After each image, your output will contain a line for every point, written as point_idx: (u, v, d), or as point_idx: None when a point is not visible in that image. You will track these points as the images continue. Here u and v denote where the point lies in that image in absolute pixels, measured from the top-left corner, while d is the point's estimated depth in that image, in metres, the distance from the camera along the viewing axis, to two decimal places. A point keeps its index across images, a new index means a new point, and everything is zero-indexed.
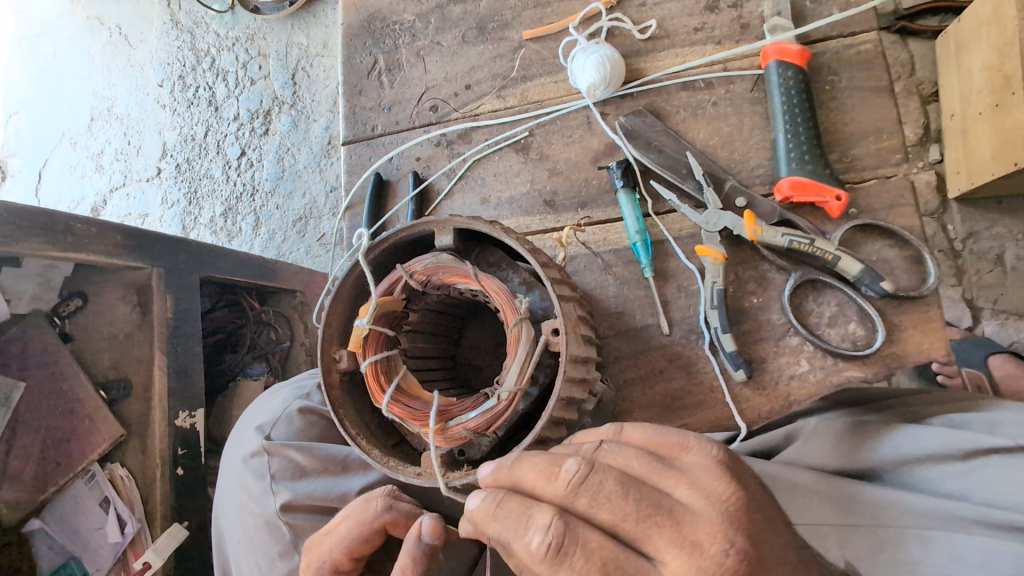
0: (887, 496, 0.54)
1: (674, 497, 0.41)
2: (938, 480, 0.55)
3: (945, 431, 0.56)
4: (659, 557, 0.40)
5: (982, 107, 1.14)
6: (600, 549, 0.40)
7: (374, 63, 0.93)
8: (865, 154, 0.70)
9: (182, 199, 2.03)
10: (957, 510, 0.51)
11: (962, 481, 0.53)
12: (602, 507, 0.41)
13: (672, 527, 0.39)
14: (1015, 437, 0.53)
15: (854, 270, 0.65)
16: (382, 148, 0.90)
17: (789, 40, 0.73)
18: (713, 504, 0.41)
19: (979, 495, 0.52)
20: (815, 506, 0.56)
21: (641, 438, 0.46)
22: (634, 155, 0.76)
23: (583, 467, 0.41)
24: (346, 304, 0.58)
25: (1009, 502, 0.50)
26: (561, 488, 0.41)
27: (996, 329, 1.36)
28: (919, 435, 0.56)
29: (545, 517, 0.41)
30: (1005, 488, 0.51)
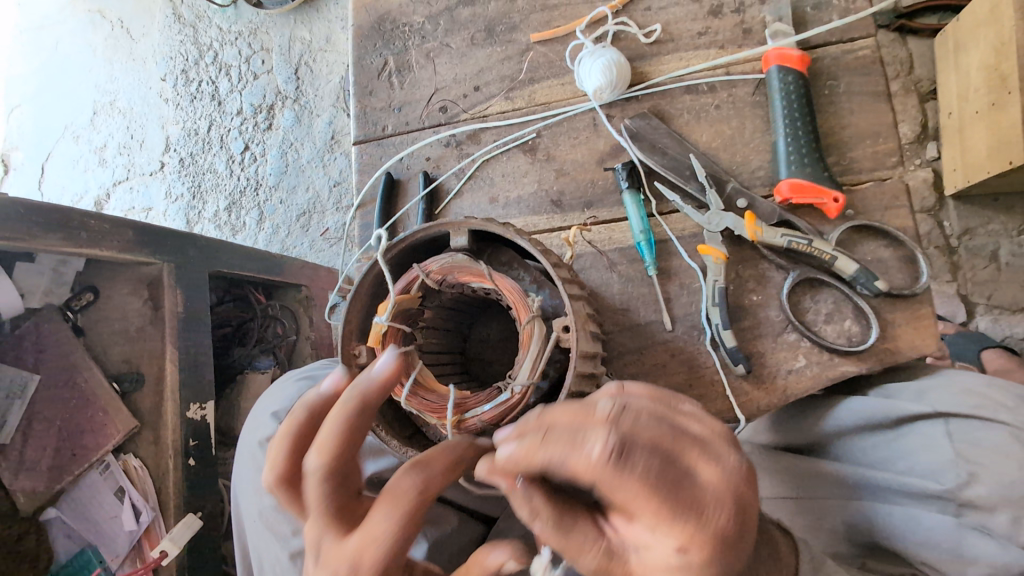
0: (832, 468, 0.68)
1: (693, 426, 0.45)
2: (877, 448, 0.67)
3: (881, 407, 0.67)
4: (696, 468, 0.42)
5: (979, 105, 1.16)
6: (652, 461, 0.41)
7: (384, 64, 0.95)
8: (862, 157, 0.73)
9: (186, 193, 2.05)
10: (888, 480, 0.64)
11: (895, 448, 0.66)
12: (639, 430, 0.43)
13: (699, 442, 0.43)
14: (936, 405, 0.65)
15: (851, 269, 0.68)
16: (392, 148, 0.93)
17: (789, 46, 0.75)
18: (719, 428, 0.46)
19: (904, 460, 0.64)
20: (774, 480, 0.71)
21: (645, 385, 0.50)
22: (639, 156, 0.78)
23: (615, 399, 0.44)
24: (364, 302, 0.60)
25: (927, 467, 0.62)
26: (599, 417, 0.44)
27: (990, 324, 1.39)
28: (861, 409, 0.68)
29: (597, 430, 0.42)
30: (924, 453, 0.63)
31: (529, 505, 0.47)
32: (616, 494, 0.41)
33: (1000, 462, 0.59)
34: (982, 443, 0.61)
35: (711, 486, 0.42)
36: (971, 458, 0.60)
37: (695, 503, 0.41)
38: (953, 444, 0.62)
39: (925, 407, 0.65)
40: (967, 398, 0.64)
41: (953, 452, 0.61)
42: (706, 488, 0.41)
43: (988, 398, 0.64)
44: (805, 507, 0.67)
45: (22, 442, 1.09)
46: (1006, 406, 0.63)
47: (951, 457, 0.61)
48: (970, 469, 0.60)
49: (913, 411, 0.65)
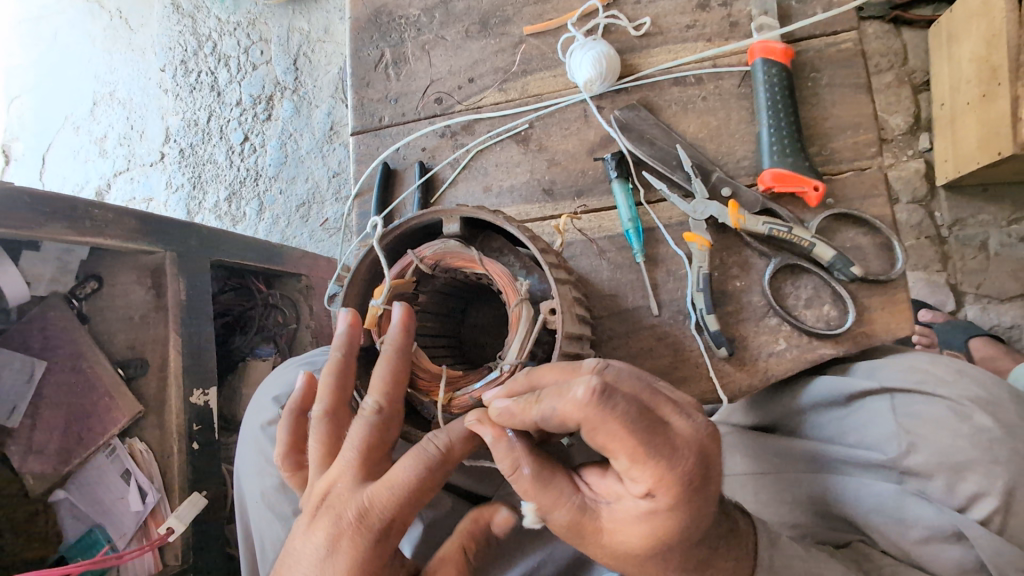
0: (789, 443, 0.72)
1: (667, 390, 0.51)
2: (831, 423, 0.71)
3: (838, 382, 0.70)
4: (668, 420, 0.47)
5: (970, 96, 1.21)
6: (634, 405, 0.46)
7: (380, 56, 0.97)
8: (842, 147, 0.75)
9: (186, 184, 2.07)
10: (840, 452, 0.68)
11: (845, 422, 0.70)
12: (623, 382, 0.48)
13: (670, 402, 0.48)
14: (882, 380, 0.69)
15: (828, 255, 0.70)
16: (388, 138, 0.95)
17: (774, 39, 0.77)
18: (684, 397, 0.50)
19: (852, 434, 0.68)
20: (736, 458, 0.76)
21: None
22: (628, 147, 0.81)
23: (604, 358, 0.50)
24: (362, 286, 0.63)
25: (874, 439, 0.66)
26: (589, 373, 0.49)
27: (978, 313, 1.42)
28: (820, 387, 0.71)
29: (586, 376, 0.47)
30: (870, 425, 0.67)
31: (511, 458, 0.51)
32: (601, 430, 0.45)
33: (936, 432, 0.63)
34: (920, 414, 0.65)
35: (681, 437, 0.46)
36: (912, 430, 0.64)
37: (668, 443, 0.45)
38: (896, 418, 0.66)
39: (873, 383, 0.69)
40: (911, 373, 0.68)
41: (896, 423, 0.65)
42: (678, 434, 0.46)
43: (929, 373, 0.67)
44: (765, 482, 0.71)
45: (30, 425, 1.12)
46: (946, 381, 0.66)
47: (893, 429, 0.65)
48: (909, 439, 0.64)
49: (861, 387, 0.68)
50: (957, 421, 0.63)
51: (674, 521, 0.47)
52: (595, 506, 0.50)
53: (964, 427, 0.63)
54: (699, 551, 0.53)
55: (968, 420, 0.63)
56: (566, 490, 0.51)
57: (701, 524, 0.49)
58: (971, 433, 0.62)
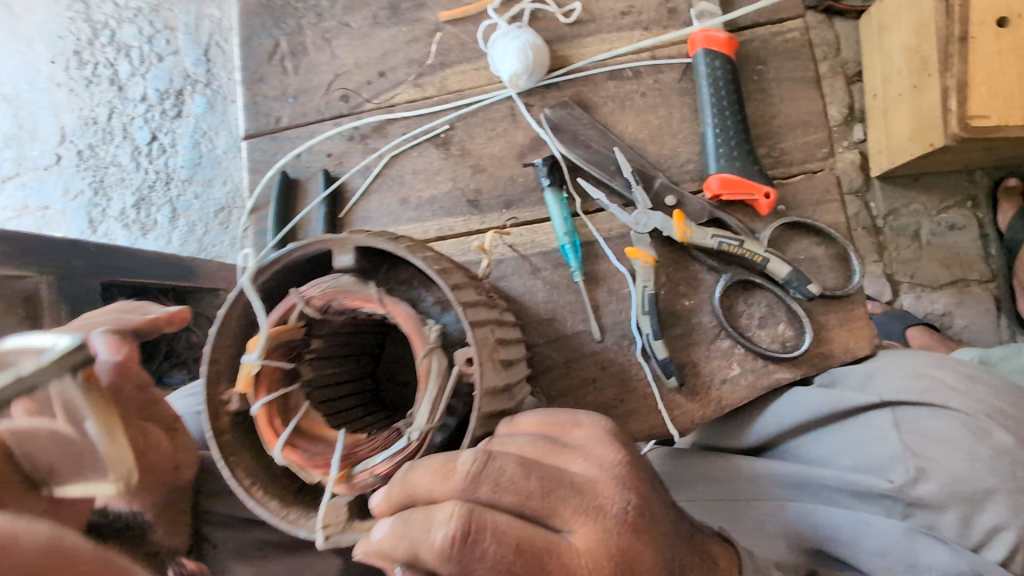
0: (767, 469, 0.67)
1: (573, 471, 0.43)
2: (817, 443, 0.67)
3: (828, 396, 0.65)
4: (569, 529, 0.41)
5: (903, 88, 1.19)
6: (512, 530, 0.38)
7: (275, 46, 0.83)
8: (792, 148, 0.68)
9: (87, 189, 1.82)
10: (832, 477, 0.64)
11: (837, 442, 0.66)
12: (505, 490, 0.40)
13: (577, 497, 0.41)
14: (881, 395, 0.64)
15: (783, 272, 0.64)
16: (287, 143, 0.81)
17: (716, 28, 0.69)
18: (605, 467, 0.44)
19: (851, 455, 0.64)
20: (701, 487, 0.71)
21: (534, 425, 0.47)
22: (561, 150, 0.71)
23: (481, 454, 0.40)
24: (235, 335, 0.51)
25: (874, 463, 0.63)
26: (462, 479, 0.40)
27: (913, 301, 1.41)
28: (804, 402, 0.66)
29: (444, 508, 0.38)
30: (870, 445, 0.63)
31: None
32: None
33: (949, 456, 0.61)
34: (927, 433, 0.62)
35: (584, 546, 0.40)
36: (920, 452, 0.61)
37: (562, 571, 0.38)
38: (901, 435, 0.63)
39: (872, 396, 0.64)
40: (914, 385, 0.64)
41: (901, 445, 0.62)
42: (576, 552, 0.40)
43: (936, 381, 0.65)
44: (746, 512, 0.67)
45: None
46: (957, 390, 0.65)
47: (899, 452, 0.62)
48: (919, 463, 0.61)
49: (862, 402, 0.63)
50: (976, 441, 0.61)
51: None
52: None
53: (979, 447, 0.61)
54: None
55: (985, 440, 0.61)
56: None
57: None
58: (991, 455, 0.60)
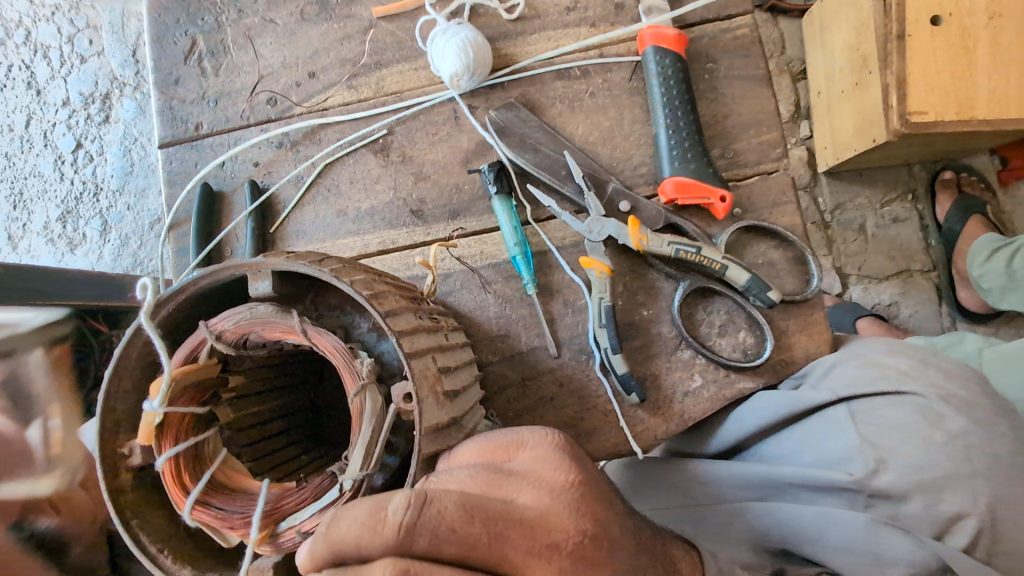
0: (726, 471, 0.63)
1: (521, 502, 0.38)
2: (774, 442, 0.64)
3: (785, 395, 0.62)
4: (523, 571, 0.36)
5: (844, 85, 1.20)
6: None
7: (191, 45, 0.75)
8: (746, 148, 0.66)
9: (5, 203, 1.66)
10: (793, 473, 0.60)
11: (796, 440, 0.63)
12: (446, 541, 0.34)
13: (527, 534, 0.36)
14: (836, 389, 0.61)
15: (742, 279, 0.61)
16: (209, 151, 0.74)
17: (664, 24, 0.67)
18: (557, 494, 0.40)
19: (809, 451, 0.61)
20: (659, 494, 0.67)
21: (476, 454, 0.42)
22: (508, 155, 0.66)
23: (416, 496, 0.35)
24: (135, 377, 0.44)
25: (832, 457, 0.60)
26: (395, 530, 0.34)
27: (862, 293, 1.44)
28: (761, 403, 0.62)
29: (376, 571, 0.33)
30: (828, 440, 0.60)
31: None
32: None
33: (905, 443, 0.58)
34: (885, 422, 0.60)
35: None
36: (878, 442, 0.59)
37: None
38: (858, 428, 0.60)
39: (827, 392, 0.61)
40: (867, 374, 0.62)
41: (858, 437, 0.59)
42: None
43: (888, 368, 0.62)
44: (709, 516, 0.63)
45: None
46: (907, 375, 0.62)
47: (856, 444, 0.59)
48: (877, 454, 0.58)
49: (819, 399, 0.60)
50: (930, 427, 0.59)
51: None
52: None
53: (932, 431, 0.58)
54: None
55: (937, 425, 0.59)
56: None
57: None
58: (946, 440, 0.58)
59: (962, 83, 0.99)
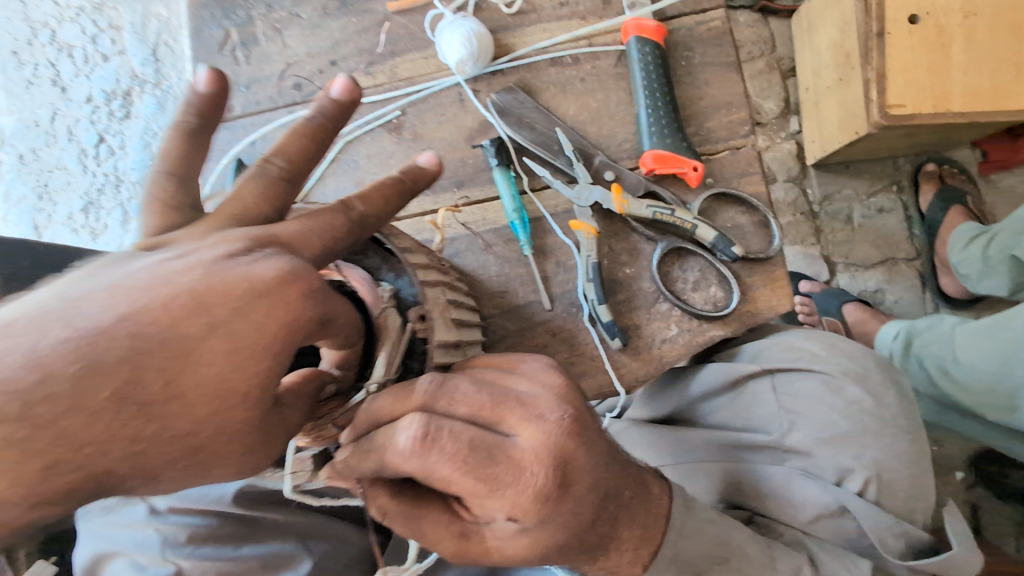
0: (676, 437, 0.75)
1: (522, 388, 0.47)
2: (715, 411, 0.74)
3: (720, 369, 0.72)
4: (517, 431, 0.44)
5: (830, 81, 1.29)
6: (466, 431, 0.42)
7: (226, 37, 0.84)
8: (717, 126, 0.75)
9: (30, 195, 1.75)
10: (726, 438, 0.71)
11: (735, 406, 0.72)
12: (460, 402, 0.44)
13: (521, 406, 0.45)
14: (765, 363, 0.71)
15: (709, 236, 0.70)
16: (242, 130, 0.83)
17: (645, 17, 0.75)
18: (548, 387, 0.47)
19: (742, 418, 0.72)
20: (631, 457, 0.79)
21: (487, 360, 0.51)
22: (508, 132, 0.75)
23: (438, 376, 0.44)
24: None
25: (759, 423, 0.71)
26: (423, 394, 0.43)
27: (849, 280, 1.52)
28: (702, 377, 0.73)
29: (407, 417, 0.42)
30: (756, 408, 0.71)
31: (377, 503, 0.46)
32: (431, 476, 0.42)
33: (816, 409, 0.69)
34: (800, 393, 0.70)
35: (529, 446, 0.44)
36: (793, 409, 0.69)
37: (509, 467, 0.43)
38: (779, 398, 0.70)
39: (756, 366, 0.71)
40: (788, 354, 0.71)
41: (778, 405, 0.70)
42: (522, 450, 0.44)
43: (804, 350, 0.71)
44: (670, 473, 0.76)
45: None
46: (819, 356, 0.71)
47: (776, 412, 0.70)
48: (791, 419, 0.69)
49: (747, 371, 0.70)
50: (834, 395, 0.69)
51: (549, 530, 0.46)
52: (476, 530, 0.47)
53: (837, 400, 0.69)
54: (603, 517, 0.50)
55: (841, 392, 0.69)
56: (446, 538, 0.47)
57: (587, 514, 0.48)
58: (845, 405, 0.68)
59: (938, 78, 1.08)
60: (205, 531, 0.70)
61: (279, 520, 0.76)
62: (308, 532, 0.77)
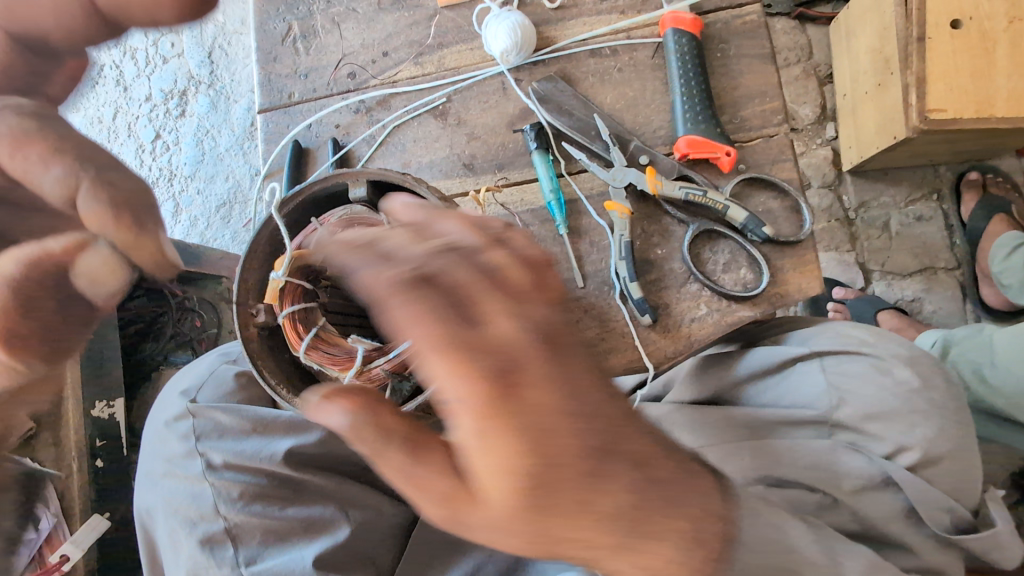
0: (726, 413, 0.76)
1: (495, 303, 0.36)
2: (762, 392, 0.77)
3: (767, 351, 0.76)
4: (481, 322, 0.35)
5: (869, 86, 1.29)
6: (432, 299, 0.35)
7: (288, 29, 0.91)
8: (751, 115, 0.77)
9: None
10: (775, 414, 0.73)
11: (784, 385, 0.75)
12: (436, 279, 0.35)
13: (499, 289, 0.36)
14: (814, 346, 0.75)
15: (740, 217, 0.73)
16: (299, 115, 0.89)
17: (683, 10, 0.79)
18: (529, 309, 0.36)
19: (789, 395, 0.74)
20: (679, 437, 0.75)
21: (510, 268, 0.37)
22: (547, 118, 0.79)
23: (428, 255, 0.36)
24: (262, 259, 0.58)
25: (807, 400, 0.73)
26: (409, 258, 0.36)
27: (885, 288, 1.49)
28: (751, 357, 0.77)
29: (392, 268, 0.35)
30: (804, 387, 0.74)
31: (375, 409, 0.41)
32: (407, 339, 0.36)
33: (865, 388, 0.70)
34: (849, 372, 0.72)
35: (495, 340, 0.35)
36: (841, 386, 0.71)
37: (472, 345, 0.34)
38: (827, 376, 0.73)
39: (804, 348, 0.75)
40: (836, 339, 0.75)
41: (826, 382, 0.72)
42: (489, 339, 0.34)
43: (853, 337, 0.74)
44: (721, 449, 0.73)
45: None
46: (867, 341, 0.74)
47: (824, 388, 0.72)
48: (839, 395, 0.71)
49: (795, 352, 0.74)
50: (881, 375, 0.71)
51: (492, 470, 0.35)
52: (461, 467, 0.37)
53: (886, 379, 0.70)
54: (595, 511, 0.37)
55: (890, 374, 0.71)
56: (398, 464, 0.39)
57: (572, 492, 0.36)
58: (894, 384, 0.70)
59: (983, 82, 1.06)
60: (254, 488, 0.75)
61: (323, 484, 0.79)
62: (348, 499, 0.80)
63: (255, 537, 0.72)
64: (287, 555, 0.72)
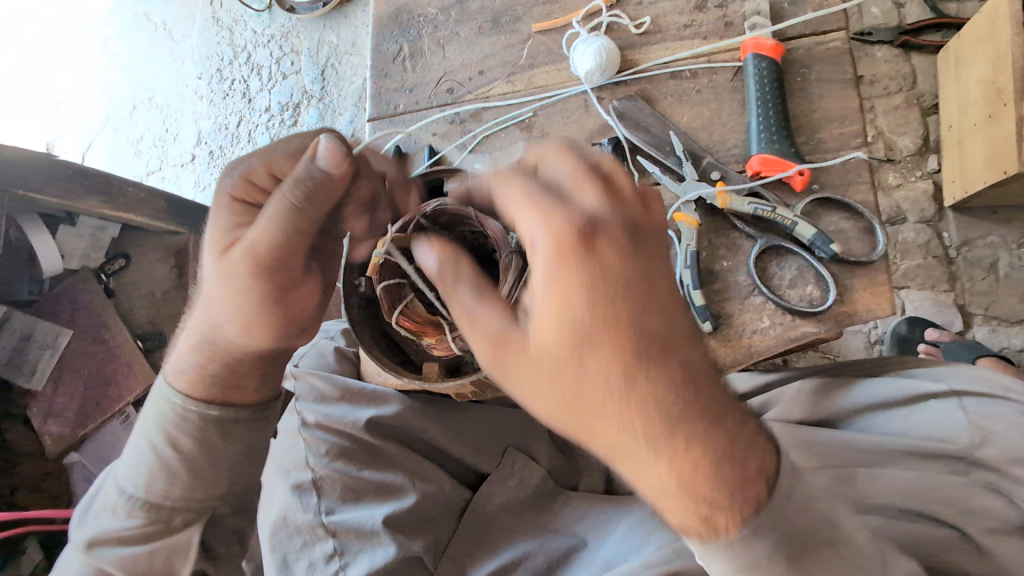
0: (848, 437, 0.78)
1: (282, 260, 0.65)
2: (885, 422, 0.80)
3: (893, 383, 0.81)
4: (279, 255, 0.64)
5: (977, 118, 1.21)
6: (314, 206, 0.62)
7: (399, 50, 1.00)
8: (829, 138, 0.81)
9: (213, 182, 2.02)
10: (899, 445, 0.75)
11: (910, 419, 0.79)
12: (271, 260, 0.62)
13: (556, 351, 0.47)
14: (951, 384, 0.79)
15: (809, 233, 0.76)
16: (402, 124, 0.97)
17: (765, 36, 0.83)
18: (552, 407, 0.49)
19: (916, 429, 0.77)
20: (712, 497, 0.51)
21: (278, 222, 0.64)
22: (624, 133, 0.85)
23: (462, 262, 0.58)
24: None
25: (939, 435, 0.76)
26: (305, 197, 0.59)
27: (987, 334, 1.35)
28: (872, 390, 0.82)
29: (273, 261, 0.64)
30: (934, 424, 0.77)
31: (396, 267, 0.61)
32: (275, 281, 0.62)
33: (1011, 431, 0.72)
34: (993, 414, 0.74)
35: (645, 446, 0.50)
36: (982, 425, 0.74)
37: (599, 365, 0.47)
38: (966, 414, 0.75)
39: (943, 386, 0.79)
40: (978, 381, 0.78)
41: (965, 418, 0.75)
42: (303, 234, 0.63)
43: (996, 381, 0.77)
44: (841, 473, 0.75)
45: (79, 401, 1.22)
46: (1014, 387, 0.76)
47: (964, 424, 0.75)
48: (981, 433, 0.73)
49: (931, 389, 0.78)
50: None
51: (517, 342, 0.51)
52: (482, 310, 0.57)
53: None
54: (624, 334, 0.46)
55: None
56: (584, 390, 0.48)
57: (593, 385, 0.46)
58: None
59: None
60: (339, 448, 0.85)
61: (395, 454, 0.87)
62: (415, 472, 0.86)
63: (335, 492, 0.83)
64: (359, 512, 0.81)
